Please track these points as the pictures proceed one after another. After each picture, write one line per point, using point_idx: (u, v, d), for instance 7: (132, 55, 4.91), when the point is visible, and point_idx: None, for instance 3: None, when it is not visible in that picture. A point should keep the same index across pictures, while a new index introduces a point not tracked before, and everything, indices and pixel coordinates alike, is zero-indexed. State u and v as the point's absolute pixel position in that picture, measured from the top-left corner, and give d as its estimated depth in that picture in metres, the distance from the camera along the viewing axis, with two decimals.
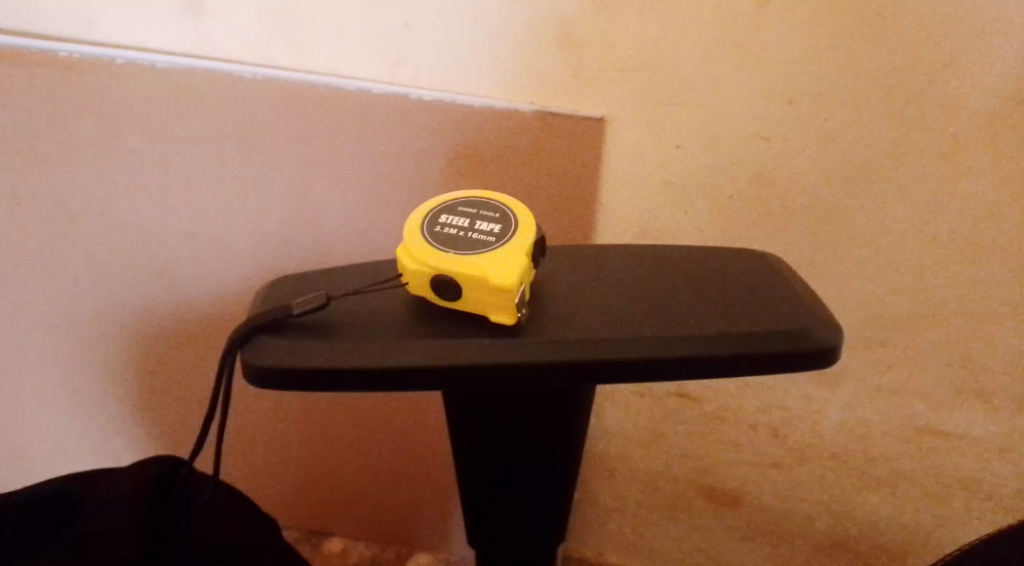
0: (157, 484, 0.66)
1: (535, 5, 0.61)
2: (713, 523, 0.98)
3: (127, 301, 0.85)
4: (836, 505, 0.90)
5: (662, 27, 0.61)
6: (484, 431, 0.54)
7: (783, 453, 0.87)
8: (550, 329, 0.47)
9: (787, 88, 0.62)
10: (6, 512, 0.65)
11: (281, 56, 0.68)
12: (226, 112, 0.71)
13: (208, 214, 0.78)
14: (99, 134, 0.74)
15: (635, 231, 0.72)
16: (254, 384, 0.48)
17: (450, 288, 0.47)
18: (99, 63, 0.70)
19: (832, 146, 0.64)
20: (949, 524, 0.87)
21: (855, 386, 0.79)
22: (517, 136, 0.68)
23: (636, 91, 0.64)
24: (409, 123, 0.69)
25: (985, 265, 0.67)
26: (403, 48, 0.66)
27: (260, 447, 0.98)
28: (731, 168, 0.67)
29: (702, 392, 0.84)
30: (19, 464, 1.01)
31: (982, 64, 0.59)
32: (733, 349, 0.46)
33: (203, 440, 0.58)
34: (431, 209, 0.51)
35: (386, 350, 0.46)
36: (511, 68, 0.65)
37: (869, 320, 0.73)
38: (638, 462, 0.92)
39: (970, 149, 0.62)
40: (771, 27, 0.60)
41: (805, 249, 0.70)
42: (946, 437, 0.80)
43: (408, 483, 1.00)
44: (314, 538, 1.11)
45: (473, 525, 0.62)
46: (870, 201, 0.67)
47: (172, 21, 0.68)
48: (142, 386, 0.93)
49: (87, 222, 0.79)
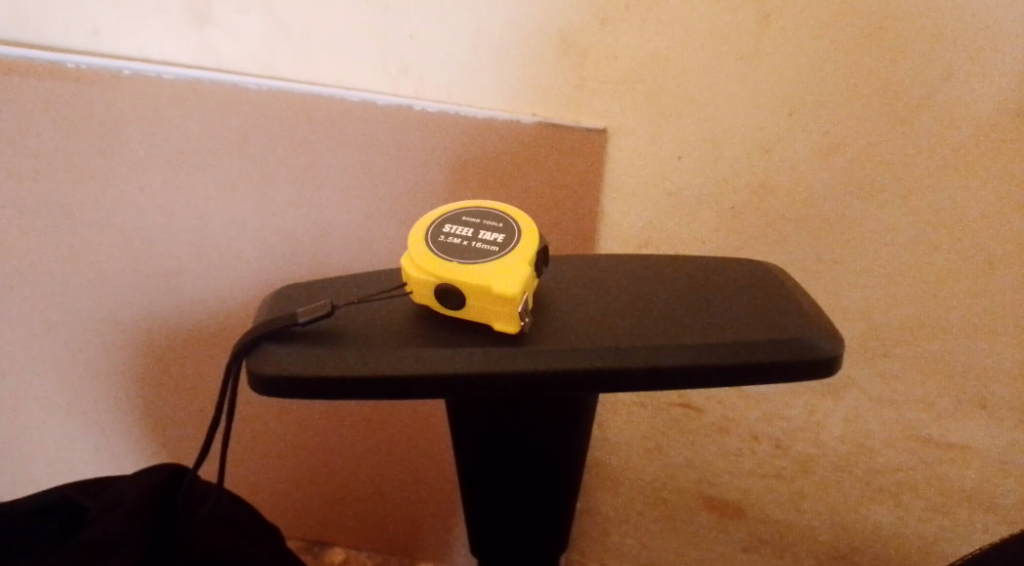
0: (157, 495, 0.67)
1: (538, 17, 0.62)
2: (717, 535, 0.97)
3: (135, 309, 0.86)
4: (842, 516, 0.90)
5: (663, 38, 0.61)
6: (483, 440, 0.54)
7: (787, 464, 0.86)
8: (551, 338, 0.47)
9: (789, 99, 0.62)
10: (23, 518, 0.68)
11: (287, 68, 0.69)
12: (231, 122, 0.72)
13: (213, 224, 0.79)
14: (107, 144, 0.75)
15: (633, 241, 0.72)
16: (259, 392, 0.48)
17: (454, 296, 0.48)
18: (106, 73, 0.71)
19: (834, 156, 0.64)
20: (956, 536, 0.86)
21: (861, 398, 0.78)
22: (518, 145, 0.68)
23: (636, 102, 0.64)
24: (411, 134, 0.70)
25: (990, 277, 0.67)
26: (405, 59, 0.66)
27: (269, 455, 0.98)
28: (732, 179, 0.67)
29: (706, 403, 0.83)
30: (37, 460, 1.03)
31: (987, 75, 0.58)
32: (731, 358, 0.46)
33: (207, 448, 0.58)
34: (436, 218, 0.51)
35: (387, 358, 0.47)
36: (513, 79, 0.65)
37: (874, 332, 0.72)
38: (642, 472, 0.92)
39: (973, 160, 0.62)
40: (773, 37, 0.60)
41: (806, 259, 0.70)
42: (953, 450, 0.79)
43: (413, 493, 1.00)
44: (322, 545, 1.11)
45: (474, 532, 0.62)
46: (873, 212, 0.66)
47: (178, 32, 0.68)
48: (151, 393, 0.94)
49: (96, 229, 0.81)
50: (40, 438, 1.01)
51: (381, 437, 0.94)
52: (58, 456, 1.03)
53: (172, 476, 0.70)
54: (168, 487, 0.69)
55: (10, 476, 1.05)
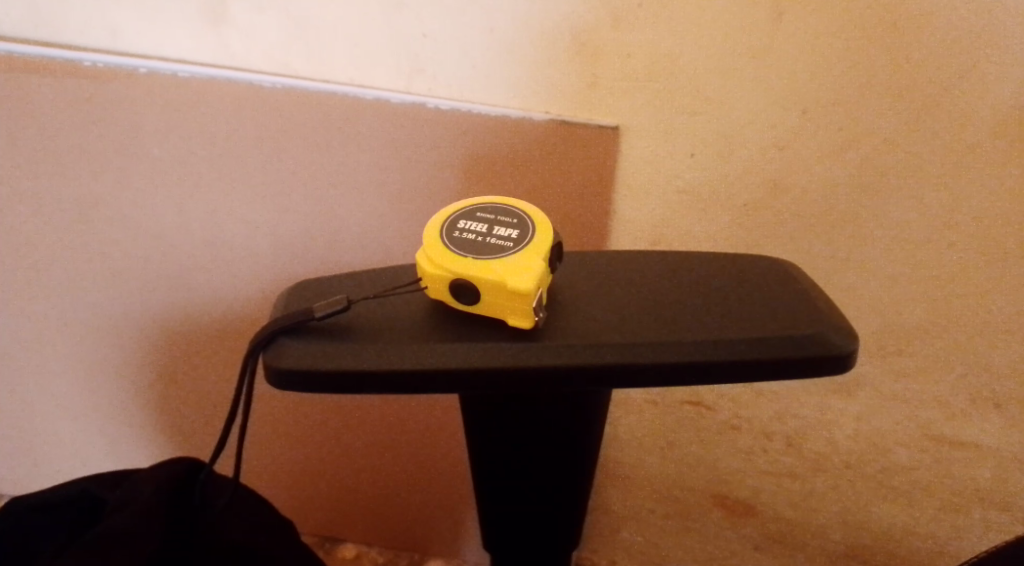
0: (177, 487, 0.69)
1: (551, 15, 0.62)
2: (728, 533, 0.97)
3: (150, 303, 0.87)
4: (852, 515, 0.90)
5: (675, 36, 0.61)
6: (497, 437, 0.55)
7: (798, 462, 0.86)
8: (564, 334, 0.48)
9: (802, 97, 0.62)
10: (36, 516, 0.69)
11: (302, 67, 0.69)
12: (244, 119, 0.72)
13: (228, 222, 0.79)
14: (123, 143, 0.76)
15: (645, 238, 0.72)
16: (276, 386, 0.49)
17: (469, 292, 0.48)
18: (122, 72, 0.71)
19: (847, 154, 0.64)
20: (966, 534, 0.86)
21: (872, 396, 0.78)
22: (530, 143, 0.68)
23: (648, 100, 0.65)
24: (424, 132, 0.70)
25: (1004, 276, 0.67)
26: (419, 58, 0.66)
27: (283, 451, 0.99)
28: (746, 176, 0.67)
29: (717, 401, 0.83)
30: (57, 449, 1.05)
31: (1001, 72, 0.58)
32: (741, 356, 0.46)
33: (224, 443, 0.59)
34: (451, 213, 0.51)
35: (403, 352, 0.47)
36: (526, 78, 0.65)
37: (885, 330, 0.72)
38: (652, 469, 0.92)
39: (984, 157, 0.62)
40: (785, 36, 0.60)
41: (819, 257, 0.70)
42: (965, 449, 0.79)
43: (426, 489, 1.01)
44: (334, 541, 1.12)
45: (486, 527, 0.63)
46: (886, 210, 0.66)
47: (193, 31, 0.69)
48: (164, 388, 0.95)
49: (112, 225, 0.82)
50: (60, 428, 1.03)
51: (393, 434, 0.94)
52: (77, 447, 1.05)
53: (190, 470, 0.71)
54: (183, 481, 0.69)
55: (33, 462, 1.07)
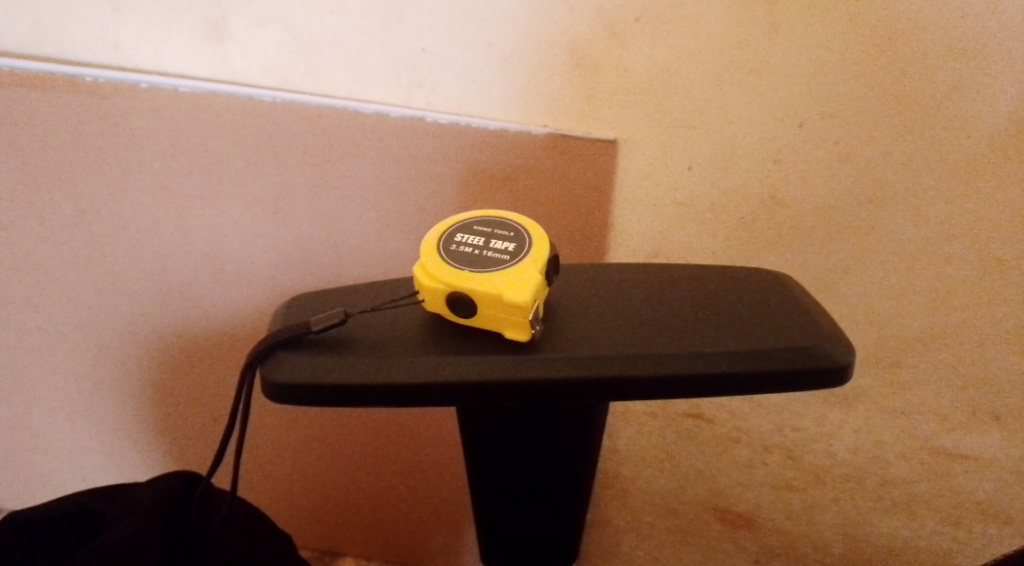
0: (176, 497, 0.69)
1: (549, 30, 0.62)
2: (728, 547, 0.97)
3: (150, 316, 0.87)
4: (854, 528, 0.89)
5: (672, 50, 0.61)
6: (494, 447, 0.55)
7: (798, 475, 0.86)
8: (562, 346, 0.48)
9: (799, 110, 0.62)
10: (36, 529, 0.69)
11: (301, 81, 0.69)
12: (244, 132, 0.72)
13: (228, 236, 0.79)
14: (125, 159, 0.76)
15: (644, 251, 0.72)
16: (274, 399, 0.49)
17: (466, 304, 0.48)
18: (122, 86, 0.72)
19: (844, 167, 0.64)
20: (968, 547, 0.86)
21: (872, 408, 0.77)
22: (529, 154, 0.69)
23: (646, 113, 0.65)
24: (422, 145, 0.70)
25: (1000, 287, 0.67)
26: (419, 73, 0.67)
27: (282, 463, 0.99)
28: (743, 189, 0.67)
29: (716, 413, 0.83)
30: (55, 463, 1.05)
31: (996, 86, 0.58)
32: (740, 368, 0.46)
33: (222, 454, 0.59)
34: (448, 227, 0.51)
35: (401, 365, 0.47)
36: (523, 92, 0.66)
37: (883, 342, 0.72)
38: (652, 482, 0.91)
39: (981, 170, 0.62)
40: (781, 50, 0.60)
41: (817, 269, 0.70)
42: (966, 461, 0.78)
43: (425, 500, 1.00)
44: (333, 554, 1.11)
45: (485, 539, 0.62)
46: (883, 223, 0.66)
47: (194, 46, 0.69)
48: (162, 401, 0.95)
49: (111, 238, 0.82)
50: (59, 441, 1.02)
51: (391, 447, 0.94)
52: (76, 460, 1.05)
53: (188, 481, 0.71)
54: (183, 490, 0.70)
55: (31, 476, 1.07)
